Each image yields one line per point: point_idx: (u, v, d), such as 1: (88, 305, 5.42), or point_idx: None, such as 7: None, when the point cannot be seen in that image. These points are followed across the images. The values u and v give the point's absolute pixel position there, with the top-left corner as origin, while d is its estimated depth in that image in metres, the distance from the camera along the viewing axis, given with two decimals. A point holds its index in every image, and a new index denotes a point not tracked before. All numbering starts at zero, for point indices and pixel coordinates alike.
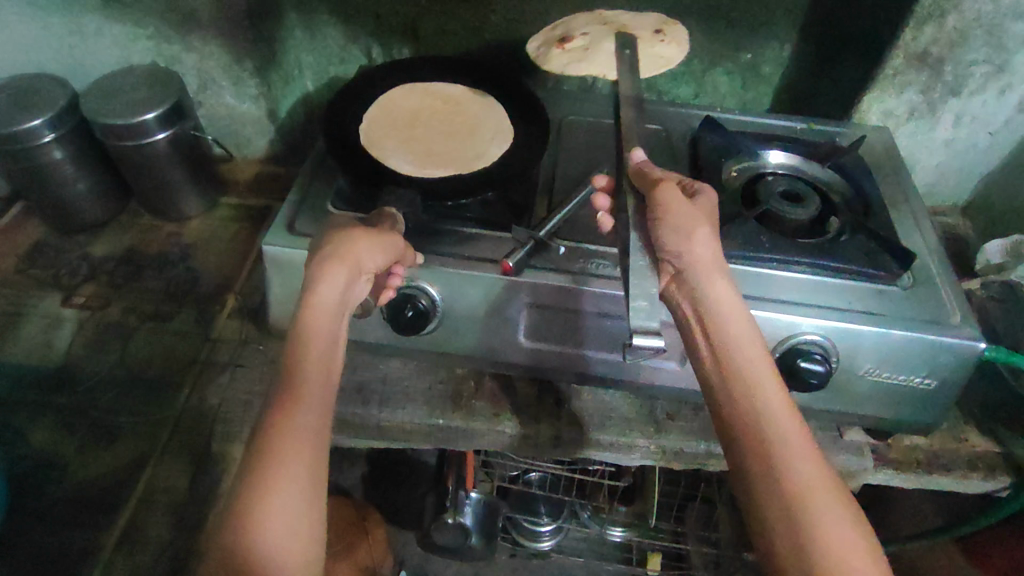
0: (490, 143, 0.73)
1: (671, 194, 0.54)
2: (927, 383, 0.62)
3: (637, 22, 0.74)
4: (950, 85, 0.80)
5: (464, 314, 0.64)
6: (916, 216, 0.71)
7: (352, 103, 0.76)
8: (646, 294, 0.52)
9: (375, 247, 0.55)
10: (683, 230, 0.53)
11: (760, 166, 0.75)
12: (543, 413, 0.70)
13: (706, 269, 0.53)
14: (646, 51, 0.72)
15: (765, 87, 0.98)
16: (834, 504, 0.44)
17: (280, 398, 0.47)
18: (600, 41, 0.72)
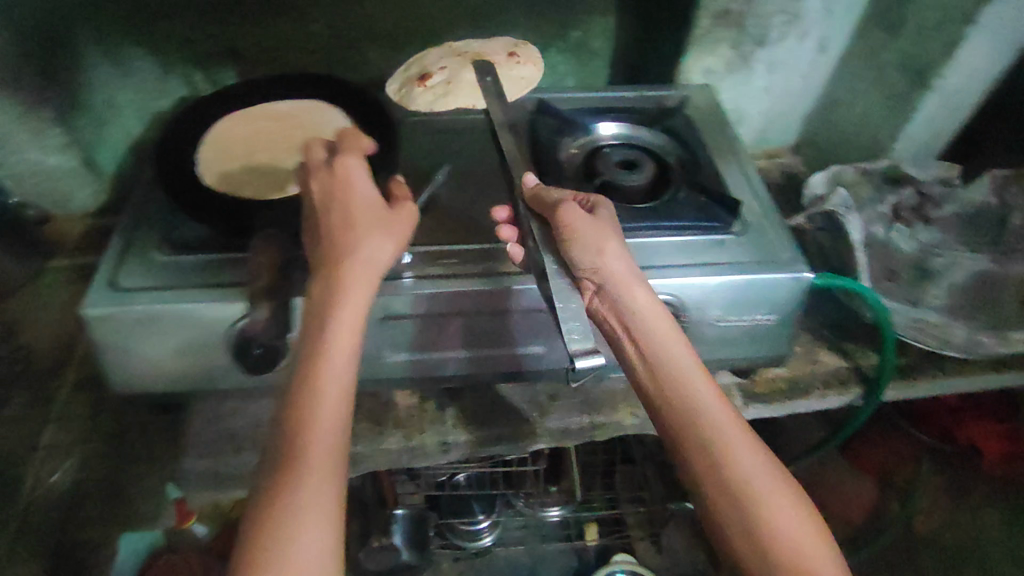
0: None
1: (571, 213, 0.54)
2: (769, 319, 0.66)
3: (491, 52, 0.87)
4: (755, 37, 0.86)
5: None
6: (742, 164, 0.75)
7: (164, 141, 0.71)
8: (576, 315, 0.53)
9: (364, 277, 0.51)
10: (593, 246, 0.53)
11: (597, 139, 0.77)
12: (427, 422, 0.69)
13: (622, 279, 0.53)
14: (506, 74, 0.84)
15: (599, 61, 1.01)
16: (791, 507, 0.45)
17: (289, 439, 0.45)
18: (461, 73, 0.83)
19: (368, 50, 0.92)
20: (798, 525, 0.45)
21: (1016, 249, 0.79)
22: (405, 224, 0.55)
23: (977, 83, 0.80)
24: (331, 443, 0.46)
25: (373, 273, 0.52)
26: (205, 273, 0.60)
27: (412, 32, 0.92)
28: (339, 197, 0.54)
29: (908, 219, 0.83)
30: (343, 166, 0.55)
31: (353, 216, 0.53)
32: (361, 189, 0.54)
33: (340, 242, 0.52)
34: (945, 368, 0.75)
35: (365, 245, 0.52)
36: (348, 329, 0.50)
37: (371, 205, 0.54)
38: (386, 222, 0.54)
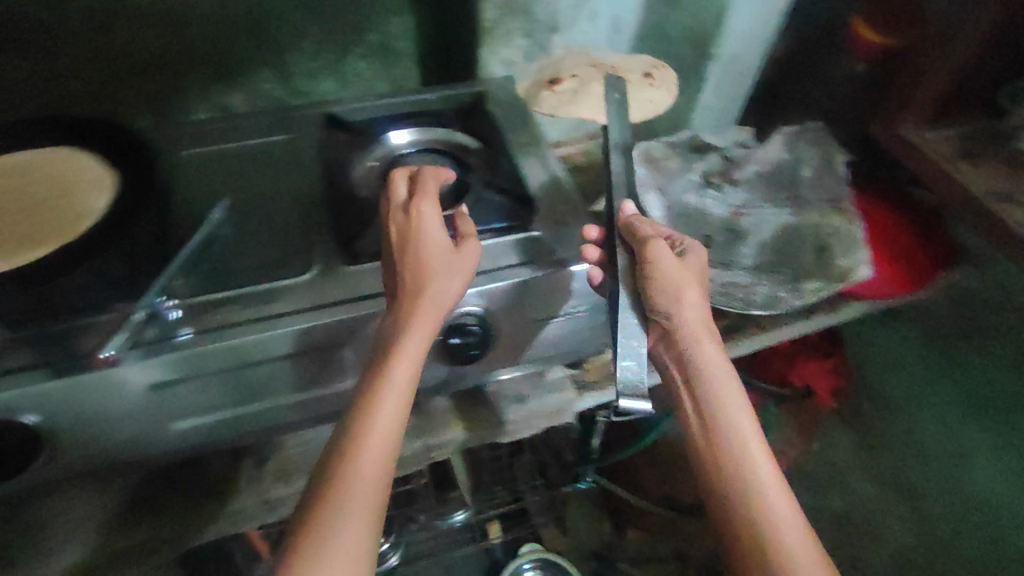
0: (91, 195, 0.61)
1: (663, 250, 0.58)
2: (579, 311, 0.65)
3: (629, 71, 0.85)
4: (547, 23, 0.84)
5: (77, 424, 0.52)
6: (543, 154, 0.75)
7: None
8: (634, 354, 0.56)
9: (430, 316, 0.54)
10: (671, 292, 0.58)
11: (394, 149, 0.73)
12: (243, 483, 0.65)
13: (693, 329, 0.58)
14: (637, 95, 0.82)
15: (408, 61, 0.94)
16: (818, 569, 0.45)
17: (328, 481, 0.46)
18: (590, 84, 0.84)
19: (138, 79, 0.81)
20: None
21: (811, 199, 0.84)
22: (472, 258, 0.57)
23: (753, 53, 0.88)
24: (367, 501, 0.46)
25: (436, 314, 0.54)
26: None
27: (187, 55, 0.82)
28: (418, 239, 0.56)
29: (718, 183, 0.86)
30: (418, 207, 0.58)
31: (432, 256, 0.55)
32: (433, 231, 0.57)
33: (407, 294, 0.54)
34: (761, 325, 0.79)
35: (436, 302, 0.54)
36: (408, 373, 0.51)
37: (442, 246, 0.56)
38: (445, 261, 0.56)
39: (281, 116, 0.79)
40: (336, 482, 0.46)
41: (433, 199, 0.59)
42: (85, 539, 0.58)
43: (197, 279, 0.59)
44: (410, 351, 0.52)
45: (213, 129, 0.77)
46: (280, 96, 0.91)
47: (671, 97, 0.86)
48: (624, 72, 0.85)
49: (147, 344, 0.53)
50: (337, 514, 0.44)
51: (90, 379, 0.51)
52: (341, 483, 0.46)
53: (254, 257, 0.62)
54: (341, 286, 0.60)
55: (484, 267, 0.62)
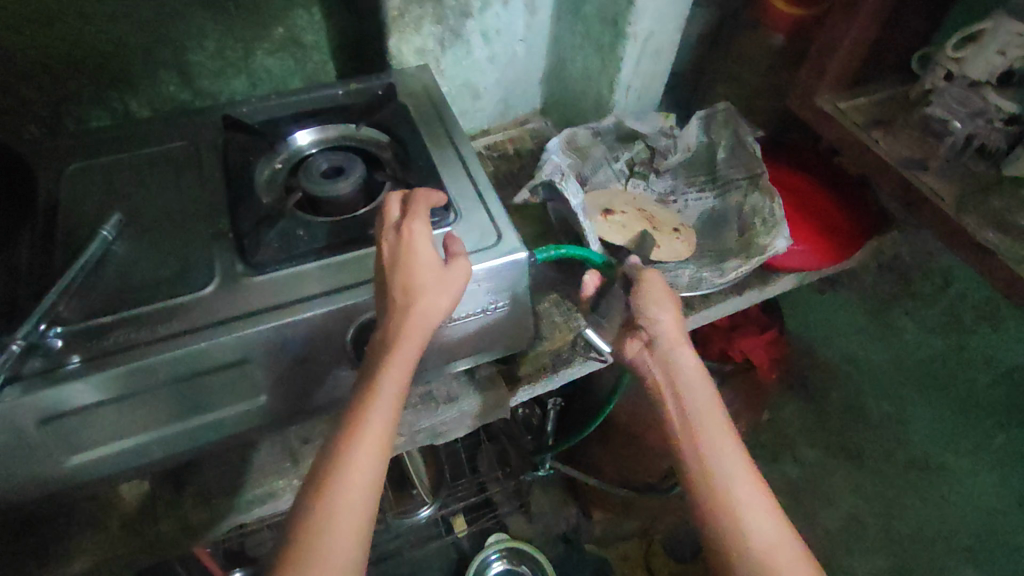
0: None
1: (653, 272, 0.63)
2: (501, 306, 0.63)
3: (663, 219, 0.83)
4: (457, 9, 0.81)
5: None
6: (456, 145, 0.72)
7: None
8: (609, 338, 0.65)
9: (418, 332, 0.52)
10: (660, 304, 0.62)
11: (300, 151, 0.70)
12: (159, 511, 0.61)
13: (676, 340, 0.60)
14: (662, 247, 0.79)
15: (319, 55, 0.91)
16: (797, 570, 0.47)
17: (315, 500, 0.46)
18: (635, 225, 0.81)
19: (21, 86, 0.76)
20: None
21: (735, 177, 0.83)
22: (461, 275, 0.54)
23: (671, 27, 0.82)
24: (354, 520, 0.45)
25: (424, 333, 0.52)
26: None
27: (74, 59, 0.77)
28: (409, 260, 0.52)
29: (643, 172, 0.87)
30: (407, 227, 0.53)
31: (424, 280, 0.52)
32: (422, 251, 0.52)
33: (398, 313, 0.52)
34: (692, 305, 0.78)
35: (426, 319, 0.52)
36: (397, 388, 0.50)
37: (433, 270, 0.52)
38: (437, 286, 0.52)
39: (180, 119, 0.74)
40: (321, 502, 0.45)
41: (423, 218, 0.55)
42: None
43: (86, 302, 0.56)
44: (399, 366, 0.51)
45: (106, 136, 0.72)
46: (185, 98, 0.87)
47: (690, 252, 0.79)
48: (655, 223, 0.81)
49: (31, 376, 0.50)
50: (325, 535, 0.44)
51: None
52: (327, 503, 0.45)
53: (148, 274, 0.59)
54: (240, 298, 0.57)
55: None
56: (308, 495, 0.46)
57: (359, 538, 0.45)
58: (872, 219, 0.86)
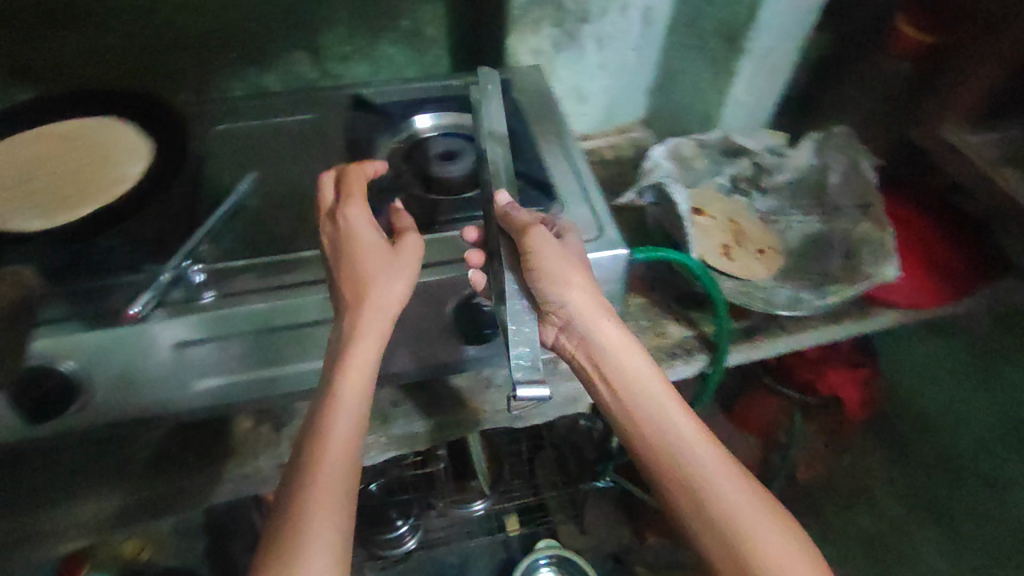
0: (129, 162, 0.64)
1: (543, 246, 0.55)
2: None
3: (750, 237, 0.80)
4: (576, 13, 0.83)
5: (111, 378, 0.54)
6: (565, 140, 0.75)
7: None
8: (528, 339, 0.52)
9: (377, 321, 0.54)
10: (562, 280, 0.56)
11: (419, 134, 0.74)
12: (260, 445, 0.67)
13: (591, 316, 0.59)
14: (742, 263, 0.76)
15: (438, 49, 0.96)
16: (763, 517, 0.50)
17: (303, 466, 0.48)
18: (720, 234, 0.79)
19: (180, 55, 0.85)
20: (772, 532, 0.49)
21: (843, 205, 0.81)
22: (415, 257, 0.56)
23: (791, 46, 0.81)
24: (339, 474, 0.47)
25: (383, 317, 0.54)
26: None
27: (226, 34, 0.85)
28: (356, 242, 0.56)
29: (745, 190, 0.86)
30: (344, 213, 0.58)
31: (380, 260, 0.55)
32: (364, 235, 0.57)
33: (351, 300, 0.54)
34: (785, 327, 0.77)
35: (388, 297, 0.55)
36: (368, 359, 0.53)
37: (384, 250, 0.56)
38: (393, 260, 0.56)
39: (310, 96, 0.81)
40: (301, 528, 0.44)
41: (359, 203, 0.59)
42: (120, 489, 0.62)
43: (220, 247, 0.62)
44: (365, 340, 0.53)
45: (246, 105, 0.80)
46: (313, 77, 0.94)
47: (769, 275, 0.76)
48: (741, 239, 0.79)
49: (174, 305, 0.56)
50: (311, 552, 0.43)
51: (116, 338, 0.53)
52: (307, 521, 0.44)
53: (276, 229, 0.64)
54: None
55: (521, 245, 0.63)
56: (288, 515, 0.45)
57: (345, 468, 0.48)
58: (990, 261, 0.81)
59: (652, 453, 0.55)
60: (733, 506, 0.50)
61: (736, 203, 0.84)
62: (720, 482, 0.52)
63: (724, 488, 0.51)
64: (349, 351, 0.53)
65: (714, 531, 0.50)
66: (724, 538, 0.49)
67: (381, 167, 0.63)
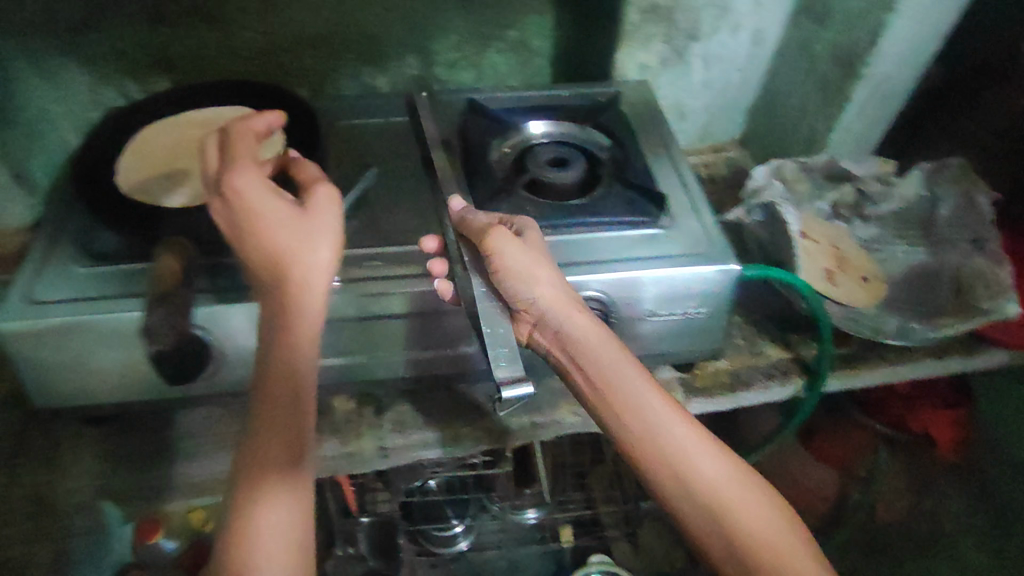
0: (266, 151, 0.68)
1: (503, 244, 0.57)
2: (699, 312, 0.68)
3: (852, 262, 0.79)
4: (687, 31, 0.84)
5: (242, 346, 0.61)
6: (674, 156, 0.76)
7: (100, 149, 0.68)
8: (505, 340, 0.57)
9: (306, 301, 0.53)
10: (525, 275, 0.57)
11: (530, 138, 0.77)
12: (364, 427, 0.71)
13: (561, 308, 0.57)
14: (846, 288, 0.75)
15: (542, 60, 0.98)
16: (741, 492, 0.51)
17: (257, 440, 0.50)
18: (823, 257, 0.78)
19: (304, 55, 0.89)
20: (752, 505, 0.51)
21: (952, 239, 0.80)
22: (333, 226, 0.55)
23: (907, 74, 0.79)
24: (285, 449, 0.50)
25: (312, 294, 0.53)
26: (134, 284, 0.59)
27: (345, 35, 0.88)
28: (259, 220, 0.53)
29: (846, 216, 0.84)
30: (230, 187, 0.52)
31: (289, 246, 0.53)
32: (267, 213, 0.52)
33: (274, 283, 0.53)
34: (886, 358, 0.75)
35: (308, 281, 0.53)
36: (307, 336, 0.53)
37: (295, 233, 0.53)
38: (306, 244, 0.53)
39: (423, 99, 0.84)
40: (249, 538, 0.47)
41: (245, 170, 0.53)
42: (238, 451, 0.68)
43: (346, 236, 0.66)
44: (305, 312, 0.53)
45: (364, 104, 0.84)
46: (420, 81, 0.96)
47: (874, 303, 0.75)
48: (844, 263, 0.78)
49: None
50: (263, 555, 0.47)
51: (222, 327, 0.59)
52: (250, 530, 0.47)
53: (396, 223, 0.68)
54: None
55: (634, 255, 0.66)
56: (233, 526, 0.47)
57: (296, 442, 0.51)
58: None
59: (641, 455, 0.54)
60: (715, 486, 0.52)
61: (837, 227, 0.83)
62: (710, 469, 0.52)
63: (704, 470, 0.52)
64: (285, 335, 0.52)
65: (715, 523, 0.51)
66: (708, 521, 0.51)
67: (274, 122, 0.57)
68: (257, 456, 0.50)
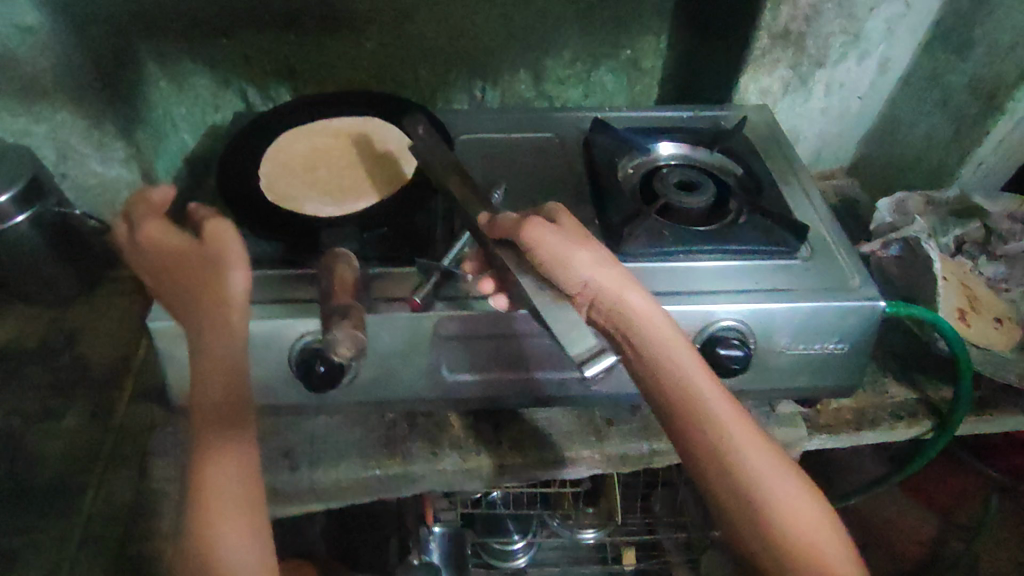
0: (401, 163, 0.70)
1: (543, 230, 0.53)
2: (840, 347, 0.66)
3: (982, 304, 0.76)
4: (815, 58, 0.82)
5: (384, 357, 0.62)
6: (805, 185, 0.75)
7: (243, 157, 0.69)
8: (573, 325, 0.53)
9: (215, 321, 0.50)
10: (571, 259, 0.52)
11: (657, 159, 0.76)
12: (484, 444, 0.71)
13: (616, 289, 0.52)
14: (980, 331, 0.72)
15: (651, 80, 0.96)
16: (791, 486, 0.49)
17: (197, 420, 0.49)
18: (954, 298, 0.74)
19: (420, 66, 0.88)
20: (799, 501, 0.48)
21: None
22: (236, 251, 0.51)
23: None
24: (224, 425, 0.49)
25: (218, 319, 0.50)
26: (282, 288, 0.61)
27: (464, 49, 0.88)
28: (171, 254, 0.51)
29: (972, 254, 0.82)
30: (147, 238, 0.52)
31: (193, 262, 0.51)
32: (169, 253, 0.51)
33: (196, 319, 0.51)
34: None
35: (224, 316, 0.50)
36: (221, 342, 0.50)
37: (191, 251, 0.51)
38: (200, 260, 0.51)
39: (540, 116, 0.84)
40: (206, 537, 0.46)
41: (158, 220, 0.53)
42: (362, 459, 0.69)
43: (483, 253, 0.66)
44: (215, 329, 0.50)
45: (480, 120, 0.84)
46: (529, 97, 0.95)
47: (1010, 349, 0.72)
48: (976, 304, 0.75)
49: (443, 300, 0.61)
50: (220, 496, 0.47)
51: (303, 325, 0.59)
52: (207, 482, 0.47)
53: None
54: None
55: (771, 286, 0.65)
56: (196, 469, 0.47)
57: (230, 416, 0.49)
58: None
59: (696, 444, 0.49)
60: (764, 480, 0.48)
61: (962, 263, 0.80)
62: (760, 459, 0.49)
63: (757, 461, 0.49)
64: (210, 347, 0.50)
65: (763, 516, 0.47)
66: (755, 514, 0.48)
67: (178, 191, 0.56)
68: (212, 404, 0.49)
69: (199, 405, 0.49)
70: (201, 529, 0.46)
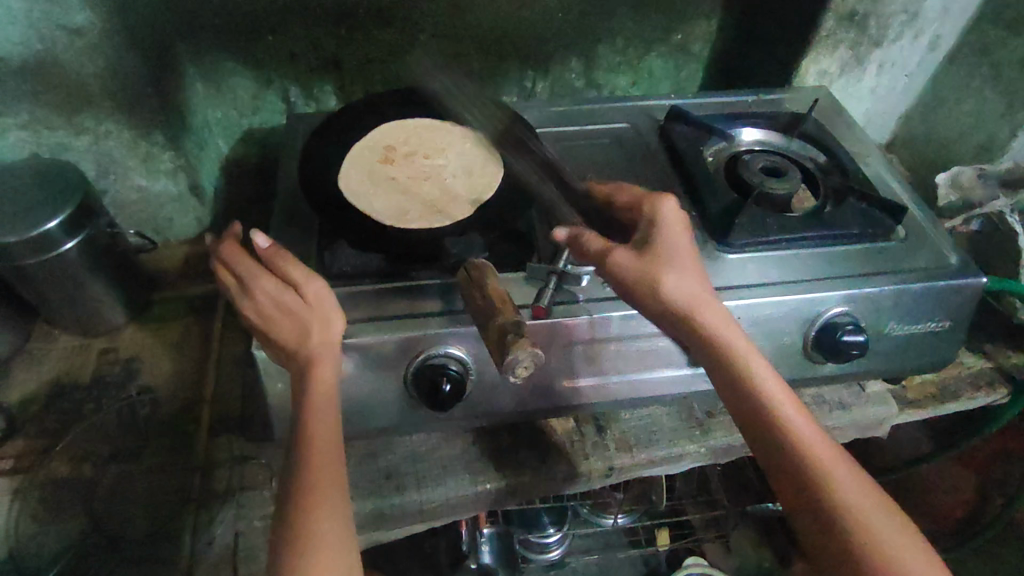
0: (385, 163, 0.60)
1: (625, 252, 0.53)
2: (941, 325, 0.67)
3: None
4: (873, 37, 0.83)
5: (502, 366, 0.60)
6: (881, 168, 0.76)
7: (323, 165, 0.64)
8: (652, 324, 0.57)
9: (315, 355, 0.50)
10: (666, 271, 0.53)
11: (737, 146, 0.76)
12: (590, 447, 0.70)
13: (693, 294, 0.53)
14: None
15: (698, 65, 0.95)
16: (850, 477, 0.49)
17: (297, 454, 0.48)
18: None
19: (474, 58, 0.84)
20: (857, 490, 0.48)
21: None
22: (320, 287, 0.52)
23: None
24: (328, 461, 0.48)
25: (311, 356, 0.50)
26: (389, 303, 0.58)
27: (519, 39, 0.84)
28: (278, 319, 0.52)
29: None
30: (229, 274, 0.54)
31: (297, 334, 0.51)
32: (255, 288, 0.52)
33: (294, 362, 0.51)
34: None
35: (322, 356, 0.51)
36: (330, 383, 0.50)
37: (296, 322, 0.51)
38: (305, 338, 0.51)
39: (606, 106, 0.82)
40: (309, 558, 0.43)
41: (236, 253, 0.54)
42: (470, 471, 0.67)
43: None
44: (313, 368, 0.50)
45: (544, 111, 0.81)
46: (579, 86, 0.92)
47: None
48: None
49: (559, 304, 0.59)
50: (323, 515, 0.45)
51: (424, 337, 0.56)
52: (316, 513, 0.45)
53: None
54: (723, 272, 0.63)
55: (873, 267, 0.65)
56: (304, 456, 0.48)
57: (332, 452, 0.49)
58: None
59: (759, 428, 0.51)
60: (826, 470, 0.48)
61: None
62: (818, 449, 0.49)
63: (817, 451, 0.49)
64: (316, 390, 0.50)
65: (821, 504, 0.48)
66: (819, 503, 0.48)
67: (265, 243, 0.54)
68: (316, 425, 0.49)
69: (304, 426, 0.49)
70: (295, 541, 0.44)
